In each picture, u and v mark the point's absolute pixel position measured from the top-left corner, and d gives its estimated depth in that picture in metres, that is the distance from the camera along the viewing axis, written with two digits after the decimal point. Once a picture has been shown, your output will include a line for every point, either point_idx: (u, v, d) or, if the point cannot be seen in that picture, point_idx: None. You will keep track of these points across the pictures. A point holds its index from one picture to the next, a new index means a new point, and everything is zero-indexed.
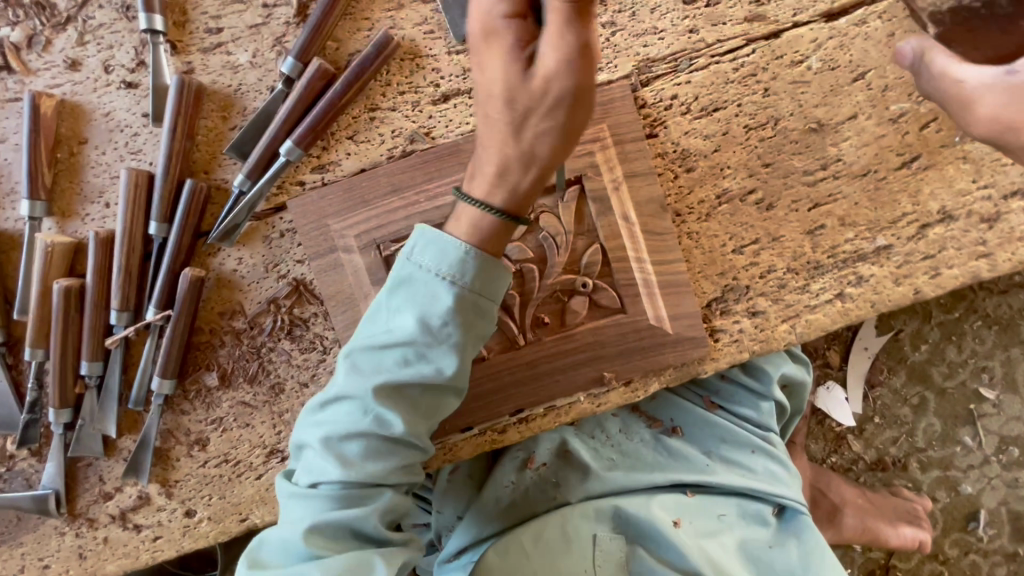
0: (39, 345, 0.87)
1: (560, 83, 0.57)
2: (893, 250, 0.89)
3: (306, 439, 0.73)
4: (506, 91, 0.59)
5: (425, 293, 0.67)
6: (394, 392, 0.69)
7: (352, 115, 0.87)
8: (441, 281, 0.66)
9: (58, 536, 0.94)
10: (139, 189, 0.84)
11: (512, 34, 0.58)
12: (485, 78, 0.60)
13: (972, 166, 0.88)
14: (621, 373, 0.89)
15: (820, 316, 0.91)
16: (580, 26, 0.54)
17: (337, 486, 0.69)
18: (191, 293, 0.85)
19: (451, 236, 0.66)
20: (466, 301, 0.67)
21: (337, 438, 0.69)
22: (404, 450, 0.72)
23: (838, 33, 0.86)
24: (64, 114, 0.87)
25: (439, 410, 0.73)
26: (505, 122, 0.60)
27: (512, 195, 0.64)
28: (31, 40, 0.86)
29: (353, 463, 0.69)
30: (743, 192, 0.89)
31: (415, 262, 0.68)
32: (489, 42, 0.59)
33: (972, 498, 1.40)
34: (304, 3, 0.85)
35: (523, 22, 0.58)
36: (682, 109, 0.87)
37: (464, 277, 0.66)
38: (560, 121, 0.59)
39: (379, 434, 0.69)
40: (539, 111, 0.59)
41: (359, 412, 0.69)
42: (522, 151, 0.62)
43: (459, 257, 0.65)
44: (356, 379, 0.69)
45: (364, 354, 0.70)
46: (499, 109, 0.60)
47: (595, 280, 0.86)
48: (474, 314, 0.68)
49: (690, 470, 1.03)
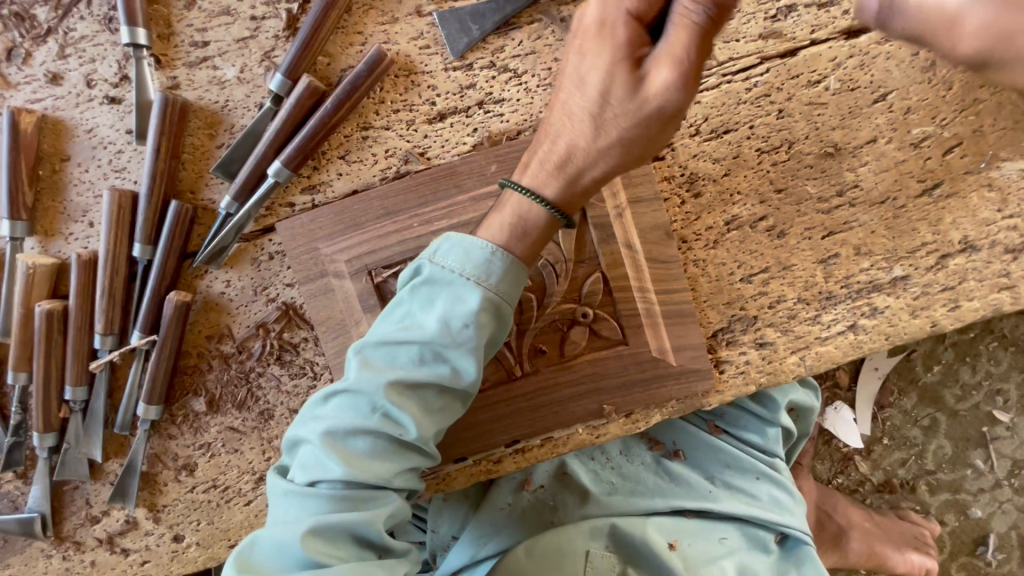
0: (22, 368, 0.85)
1: (660, 98, 0.56)
2: (910, 281, 0.85)
3: (303, 435, 0.66)
4: (602, 86, 0.58)
5: (449, 291, 0.64)
6: (407, 392, 0.65)
7: (344, 134, 0.84)
8: (466, 282, 0.63)
9: (45, 559, 0.92)
10: (123, 211, 0.81)
11: (626, 32, 0.57)
12: (583, 72, 0.59)
13: (997, 195, 0.83)
14: (621, 406, 0.85)
15: (832, 349, 0.87)
16: (703, 48, 0.54)
17: (338, 486, 0.63)
18: (176, 318, 0.82)
19: (479, 239, 0.65)
20: (491, 302, 0.64)
21: (343, 435, 0.64)
22: (409, 456, 0.67)
23: (858, 51, 0.81)
24: (45, 130, 0.84)
25: (450, 417, 0.69)
26: (589, 118, 0.60)
27: (564, 190, 0.63)
28: (11, 52, 0.83)
29: (357, 462, 0.63)
30: (753, 218, 0.84)
31: (438, 259, 0.65)
32: (598, 32, 0.58)
33: (982, 522, 1.37)
34: (294, 15, 0.82)
35: (641, 24, 0.57)
36: (691, 131, 0.83)
37: (489, 278, 0.64)
38: (643, 132, 0.59)
39: (387, 434, 0.64)
40: (626, 114, 0.58)
41: (367, 408, 0.64)
42: (593, 150, 0.61)
43: (485, 259, 0.64)
44: (369, 374, 0.64)
45: (378, 350, 0.65)
46: (587, 103, 0.60)
47: (596, 310, 0.83)
48: (496, 317, 0.65)
49: (692, 496, 0.99)
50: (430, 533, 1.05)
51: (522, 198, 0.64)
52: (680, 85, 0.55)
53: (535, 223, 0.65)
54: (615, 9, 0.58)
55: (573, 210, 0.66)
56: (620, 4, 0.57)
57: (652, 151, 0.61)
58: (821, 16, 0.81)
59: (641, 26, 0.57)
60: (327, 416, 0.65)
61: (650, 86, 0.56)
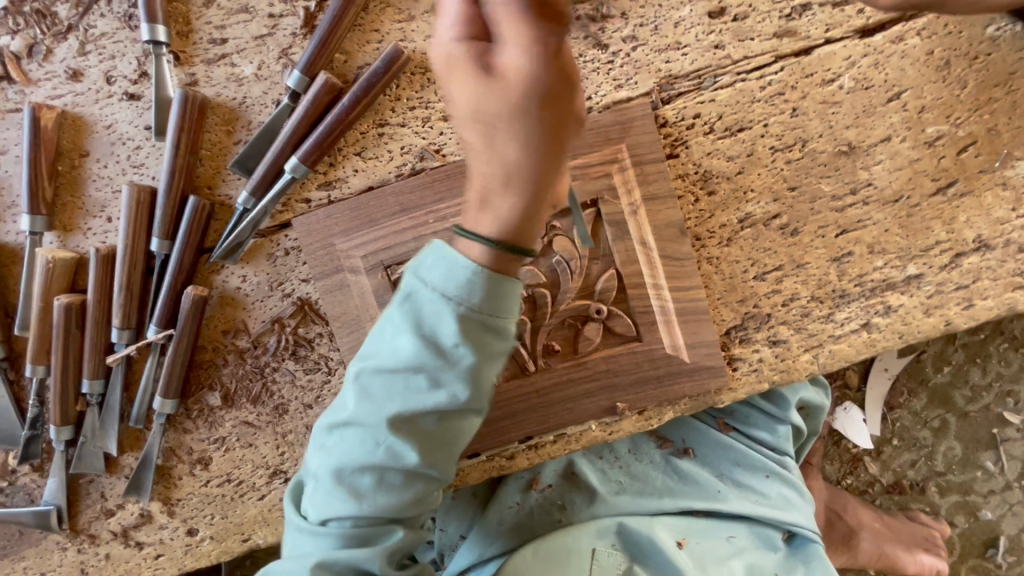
0: (40, 361, 0.86)
1: (534, 84, 0.49)
2: (923, 279, 0.85)
3: (316, 467, 0.68)
4: (476, 109, 0.50)
5: (429, 316, 0.59)
6: (406, 421, 0.62)
7: (360, 130, 0.84)
8: (445, 304, 0.57)
9: (60, 551, 0.93)
10: (142, 206, 0.82)
11: (471, 51, 0.49)
12: (455, 107, 0.51)
13: (1012, 194, 0.83)
14: (634, 402, 0.85)
15: (845, 347, 0.87)
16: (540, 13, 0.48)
17: (347, 523, 0.65)
18: (194, 312, 0.83)
19: (458, 253, 0.58)
20: (477, 321, 0.58)
21: (350, 471, 0.64)
22: (420, 482, 0.66)
23: (873, 50, 0.81)
24: (65, 126, 0.84)
25: (458, 439, 0.66)
26: (485, 147, 0.51)
27: (507, 225, 0.54)
28: (32, 49, 0.83)
29: (367, 496, 0.64)
30: (767, 216, 0.85)
31: (415, 279, 0.59)
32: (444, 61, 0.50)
33: (992, 524, 1.36)
34: (312, 13, 0.82)
35: (477, 39, 0.50)
36: (705, 129, 0.83)
37: (470, 297, 0.57)
38: (547, 135, 0.50)
39: (393, 467, 0.63)
40: (519, 125, 0.49)
41: (370, 444, 0.63)
42: (511, 177, 0.52)
43: (464, 278, 0.56)
44: (365, 408, 0.63)
45: (370, 379, 0.63)
46: (475, 133, 0.51)
47: (610, 306, 0.83)
48: (485, 335, 0.59)
49: (700, 495, 0.99)
50: (438, 532, 1.05)
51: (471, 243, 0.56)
52: (548, 67, 0.48)
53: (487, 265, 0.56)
54: (445, 40, 0.50)
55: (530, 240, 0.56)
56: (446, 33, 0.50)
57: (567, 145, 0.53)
58: (835, 15, 0.81)
59: (479, 40, 0.50)
60: (335, 449, 0.66)
61: (528, 89, 0.49)
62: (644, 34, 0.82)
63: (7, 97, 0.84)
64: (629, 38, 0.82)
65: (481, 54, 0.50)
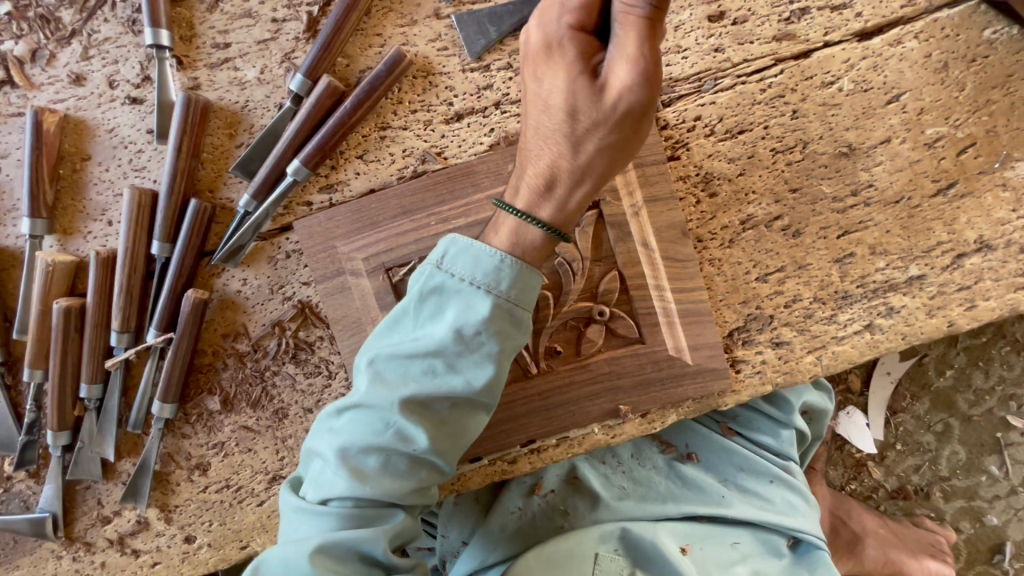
0: (38, 366, 0.85)
1: (628, 96, 0.56)
2: (926, 280, 0.85)
3: (319, 450, 0.68)
4: (568, 102, 0.59)
5: (459, 302, 0.64)
6: (419, 405, 0.65)
7: (362, 134, 0.84)
8: (476, 291, 0.64)
9: (55, 560, 0.92)
10: (143, 209, 0.82)
11: (575, 48, 0.58)
12: (547, 93, 0.60)
13: (1012, 195, 0.83)
14: (637, 405, 0.85)
15: (848, 348, 0.86)
16: (654, 36, 0.54)
17: (347, 504, 0.65)
18: (194, 315, 0.82)
19: (488, 245, 0.65)
20: (502, 310, 0.64)
21: (356, 453, 0.64)
22: (423, 472, 0.67)
23: (871, 53, 0.82)
24: (67, 130, 0.85)
25: (466, 431, 0.68)
26: (563, 135, 0.60)
27: (558, 209, 0.63)
28: (35, 53, 0.84)
29: (371, 480, 0.64)
30: (768, 218, 0.85)
31: (446, 269, 0.65)
32: (553, 42, 0.59)
33: (998, 529, 1.35)
34: (315, 18, 0.83)
35: (585, 37, 0.58)
36: (706, 131, 0.83)
37: (499, 286, 0.63)
38: (622, 138, 0.59)
39: (400, 451, 0.65)
40: (599, 123, 0.58)
41: (380, 425, 0.64)
42: (578, 165, 0.61)
43: (493, 266, 0.63)
44: (380, 390, 0.64)
45: (388, 364, 0.65)
46: (559, 121, 0.60)
47: (613, 308, 0.83)
48: (509, 325, 0.65)
49: (705, 501, 0.98)
50: (439, 538, 1.04)
51: (516, 220, 0.64)
52: (644, 79, 0.55)
53: (529, 246, 0.64)
54: (557, 28, 0.58)
55: (569, 226, 0.65)
56: (559, 24, 0.58)
57: (630, 148, 0.61)
58: (834, 18, 0.81)
59: (587, 42, 0.58)
60: (341, 431, 0.66)
61: (613, 94, 0.57)
62: None
63: (9, 102, 0.84)
64: None
65: (586, 55, 0.58)
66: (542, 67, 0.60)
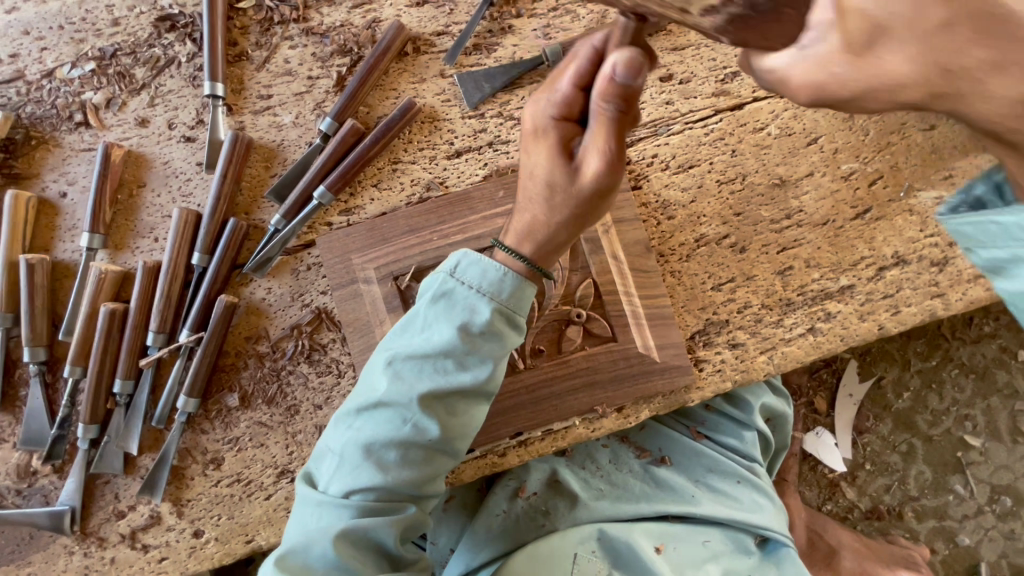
0: (79, 363, 0.95)
1: (597, 181, 0.67)
2: (855, 289, 1.00)
3: (341, 447, 0.76)
4: (548, 177, 0.69)
5: (466, 306, 0.74)
6: (432, 400, 0.74)
7: (377, 167, 1.01)
8: (481, 297, 0.74)
9: (66, 556, 0.97)
10: (188, 225, 0.96)
11: (558, 134, 0.69)
12: (532, 166, 0.71)
13: (918, 218, 1.00)
14: (612, 399, 0.96)
15: (795, 349, 0.99)
16: (620, 134, 0.65)
17: (368, 497, 0.73)
18: (225, 317, 0.94)
19: (494, 260, 0.74)
20: (503, 315, 0.75)
21: (379, 445, 0.73)
22: (436, 459, 0.77)
23: (791, 106, 1.02)
24: (129, 162, 1.01)
25: (471, 421, 0.78)
26: (542, 201, 0.71)
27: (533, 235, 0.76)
28: (110, 101, 1.01)
29: (392, 470, 0.74)
30: (719, 236, 1.01)
31: (457, 278, 0.74)
32: (539, 125, 0.69)
33: (970, 548, 1.41)
34: (343, 76, 1.01)
35: (568, 126, 0.69)
36: (662, 166, 1.02)
37: (501, 295, 0.74)
38: (589, 211, 0.71)
39: (416, 441, 0.74)
40: (565, 197, 0.69)
41: (400, 420, 0.73)
42: (551, 228, 0.72)
43: (498, 277, 0.74)
44: (399, 387, 0.74)
45: (405, 363, 0.74)
46: (540, 191, 0.70)
47: (588, 311, 0.96)
48: (509, 327, 0.76)
49: (675, 500, 1.04)
50: (430, 545, 1.09)
51: (506, 256, 0.74)
52: (610, 167, 0.66)
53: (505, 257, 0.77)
54: (546, 117, 0.69)
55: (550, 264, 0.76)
56: (547, 113, 0.69)
57: (597, 216, 0.72)
58: None
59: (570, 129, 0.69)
60: (363, 429, 0.74)
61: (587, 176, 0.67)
62: None
63: (83, 139, 1.01)
64: None
65: (567, 142, 0.69)
66: (531, 144, 0.71)
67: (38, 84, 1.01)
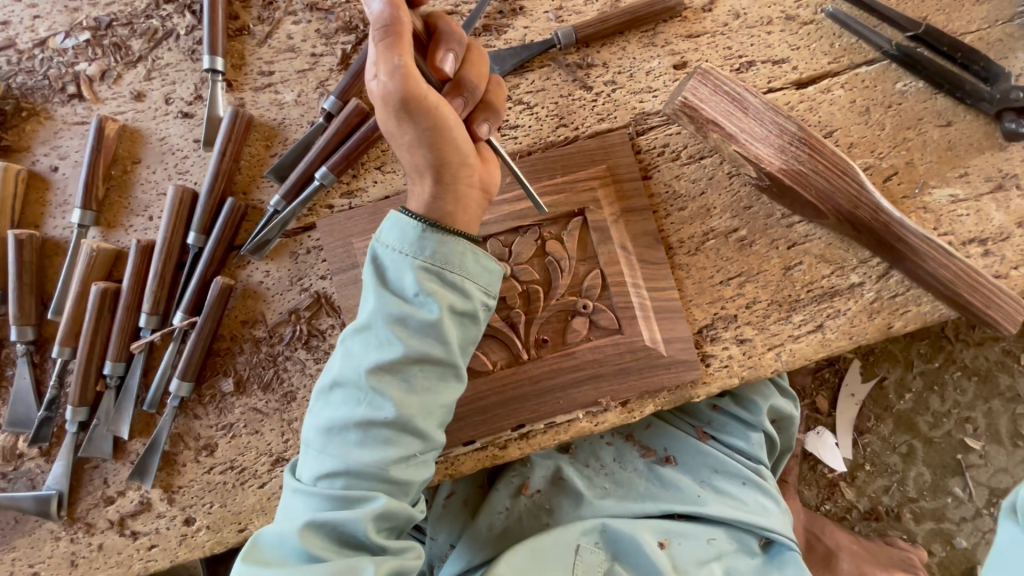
0: (67, 344, 0.92)
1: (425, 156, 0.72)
2: (865, 287, 0.98)
3: (306, 435, 0.75)
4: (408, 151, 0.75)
5: (395, 271, 0.73)
6: (383, 375, 0.72)
7: (381, 149, 0.98)
8: (404, 258, 0.72)
9: (52, 541, 0.94)
10: (184, 204, 0.93)
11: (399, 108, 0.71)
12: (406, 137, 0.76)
13: (932, 216, 0.97)
14: (617, 393, 0.94)
15: (803, 345, 0.98)
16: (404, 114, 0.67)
17: (336, 485, 0.71)
18: (220, 299, 0.91)
19: (412, 219, 0.73)
20: (432, 273, 0.72)
21: (338, 427, 0.72)
22: (403, 440, 0.72)
23: (807, 98, 0.99)
24: (123, 137, 0.97)
25: (433, 396, 0.74)
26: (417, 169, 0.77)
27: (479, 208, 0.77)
28: (105, 73, 0.98)
29: (354, 452, 0.71)
30: (728, 230, 0.99)
31: (380, 244, 0.74)
32: (377, 46, 0.63)
33: (968, 552, 1.39)
34: (348, 54, 0.98)
35: None
36: (672, 156, 0.99)
37: (423, 252, 0.72)
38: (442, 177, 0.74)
39: (372, 420, 0.71)
40: (443, 115, 0.68)
41: (353, 398, 0.72)
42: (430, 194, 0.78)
43: (418, 236, 0.72)
44: (348, 364, 0.73)
45: (352, 339, 0.74)
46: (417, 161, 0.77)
47: (595, 302, 0.94)
48: (445, 286, 0.72)
49: (681, 500, 1.02)
50: (429, 541, 1.08)
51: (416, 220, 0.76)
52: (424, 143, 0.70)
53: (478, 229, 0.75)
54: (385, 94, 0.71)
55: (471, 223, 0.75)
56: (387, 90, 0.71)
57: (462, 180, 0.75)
58: (775, 70, 1.00)
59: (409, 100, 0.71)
60: (323, 412, 0.74)
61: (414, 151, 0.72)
62: (622, 80, 1.00)
63: (76, 112, 0.98)
64: (609, 83, 1.00)
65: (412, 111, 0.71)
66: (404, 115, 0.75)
67: (29, 53, 0.97)
